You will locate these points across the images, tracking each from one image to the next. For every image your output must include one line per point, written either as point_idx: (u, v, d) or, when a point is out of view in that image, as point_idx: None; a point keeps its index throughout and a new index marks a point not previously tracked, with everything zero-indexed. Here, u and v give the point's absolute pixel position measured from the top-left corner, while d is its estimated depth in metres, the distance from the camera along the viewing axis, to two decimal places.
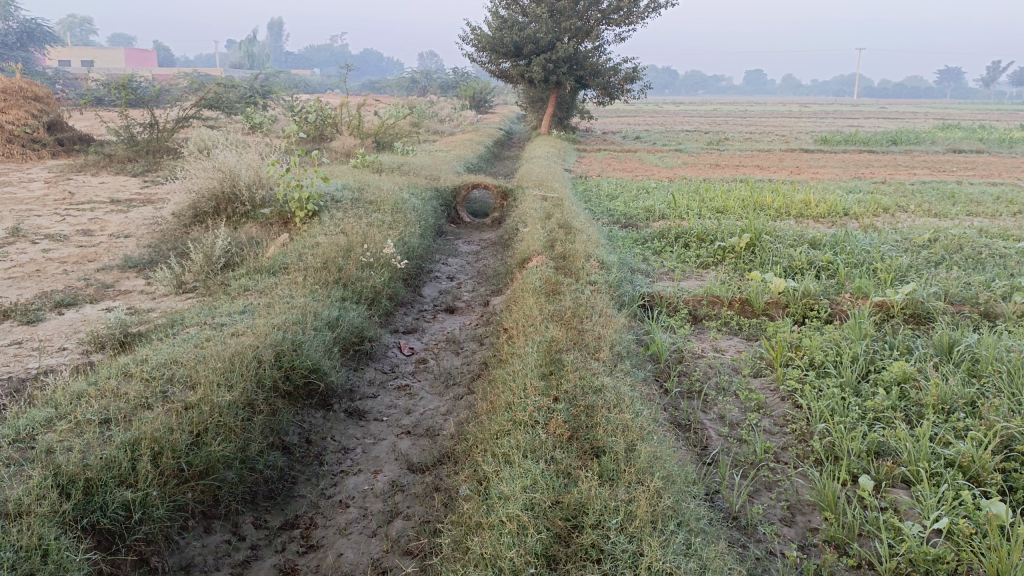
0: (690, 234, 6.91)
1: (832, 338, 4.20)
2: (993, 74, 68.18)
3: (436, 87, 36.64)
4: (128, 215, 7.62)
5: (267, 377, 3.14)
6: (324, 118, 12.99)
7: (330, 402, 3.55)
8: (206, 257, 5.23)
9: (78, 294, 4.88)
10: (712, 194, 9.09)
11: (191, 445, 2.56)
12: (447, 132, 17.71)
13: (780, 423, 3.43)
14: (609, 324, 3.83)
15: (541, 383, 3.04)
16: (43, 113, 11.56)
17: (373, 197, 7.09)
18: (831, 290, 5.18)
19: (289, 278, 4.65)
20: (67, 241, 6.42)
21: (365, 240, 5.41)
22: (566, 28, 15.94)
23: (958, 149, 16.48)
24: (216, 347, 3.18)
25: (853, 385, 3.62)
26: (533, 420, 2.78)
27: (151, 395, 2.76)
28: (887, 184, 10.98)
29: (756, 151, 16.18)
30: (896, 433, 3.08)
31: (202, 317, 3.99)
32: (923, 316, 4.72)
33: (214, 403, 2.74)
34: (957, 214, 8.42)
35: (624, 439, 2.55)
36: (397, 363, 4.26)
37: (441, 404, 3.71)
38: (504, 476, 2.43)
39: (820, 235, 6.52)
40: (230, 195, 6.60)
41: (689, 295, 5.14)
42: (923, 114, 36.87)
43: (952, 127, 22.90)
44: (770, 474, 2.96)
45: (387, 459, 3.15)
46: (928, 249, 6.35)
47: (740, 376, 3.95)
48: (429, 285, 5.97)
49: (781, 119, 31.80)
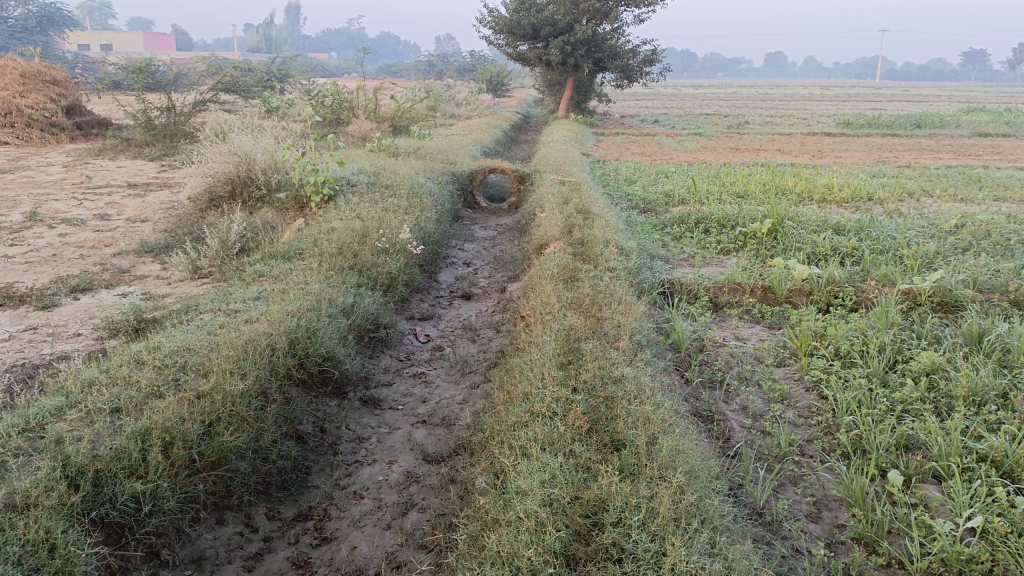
0: (711, 220, 6.80)
1: (857, 327, 4.10)
2: (1019, 57, 67.16)
3: (454, 70, 36.43)
4: (145, 199, 7.61)
5: (280, 365, 3.08)
6: (341, 102, 12.95)
7: (344, 390, 3.50)
8: (221, 242, 5.19)
9: (94, 279, 4.86)
10: (733, 179, 8.96)
11: (203, 435, 2.52)
12: (463, 116, 17.58)
13: (805, 414, 3.34)
14: (628, 312, 3.75)
15: (560, 373, 2.96)
16: (61, 97, 11.58)
17: (389, 181, 7.02)
18: (856, 277, 5.06)
19: (304, 263, 4.60)
20: (84, 225, 6.41)
21: (381, 225, 5.34)
22: (584, 11, 15.75)
23: (984, 133, 16.16)
24: (230, 335, 3.13)
25: (880, 375, 3.52)
26: (551, 412, 2.71)
27: (163, 383, 2.72)
28: (912, 169, 10.78)
29: (777, 135, 15.95)
30: (925, 426, 2.99)
31: (217, 303, 3.95)
32: (951, 305, 4.60)
33: (227, 392, 2.69)
34: (984, 199, 8.23)
35: (645, 431, 2.47)
36: (413, 351, 4.20)
37: (457, 393, 3.65)
38: (522, 470, 2.36)
39: (844, 220, 6.39)
40: (246, 179, 6.55)
41: (711, 282, 5.05)
42: (949, 98, 36.16)
43: (977, 109, 22.51)
44: (795, 467, 2.88)
45: (402, 449, 3.10)
46: (955, 235, 6.21)
47: (763, 366, 3.86)
48: (445, 271, 5.90)
49: (801, 103, 31.48)
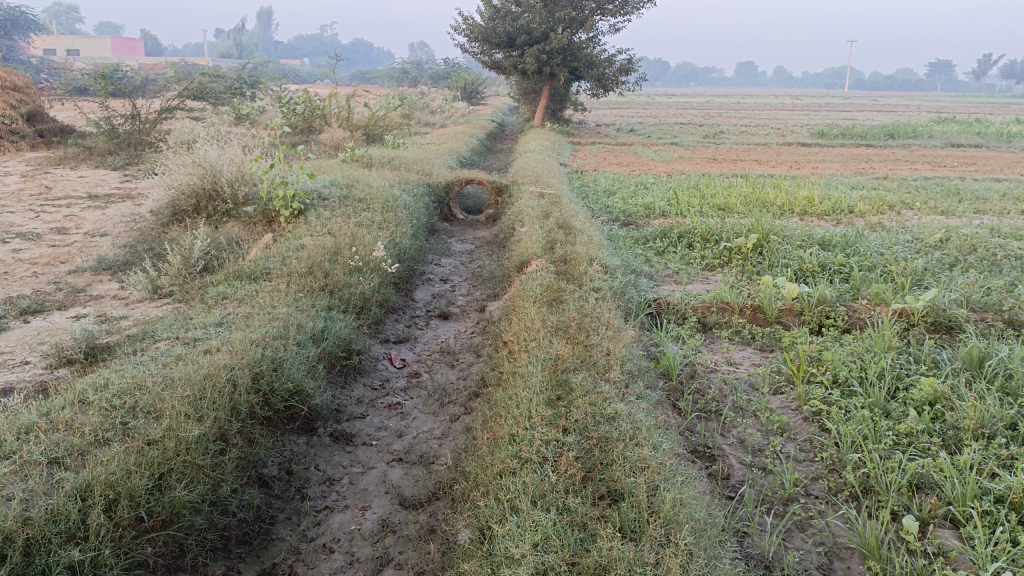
0: (694, 234, 6.62)
1: (854, 351, 3.91)
2: (985, 68, 68.48)
3: (427, 78, 36.14)
4: (106, 212, 7.26)
5: (242, 404, 2.81)
6: (313, 110, 12.68)
7: (314, 426, 3.24)
8: (183, 259, 4.90)
9: (46, 300, 4.55)
10: (713, 190, 8.80)
11: (153, 489, 2.25)
12: (438, 124, 17.32)
13: (807, 449, 3.15)
14: (617, 338, 3.53)
15: (548, 411, 2.74)
16: (22, 103, 11.17)
17: (362, 194, 6.75)
18: (846, 295, 4.88)
19: (271, 284, 4.32)
20: (40, 240, 6.07)
21: (354, 241, 5.09)
22: (559, 19, 15.60)
23: (956, 143, 16.24)
24: (187, 369, 2.85)
25: (881, 405, 3.32)
26: (541, 457, 2.49)
27: (109, 429, 2.45)
28: (890, 180, 10.72)
29: (752, 145, 15.90)
30: (936, 463, 2.81)
31: (175, 329, 3.67)
32: (945, 325, 4.43)
33: (181, 437, 2.42)
34: (965, 212, 8.14)
35: (644, 480, 2.27)
36: (388, 378, 3.95)
37: (436, 426, 3.41)
38: (510, 529, 2.14)
39: (830, 235, 6.22)
40: (211, 192, 6.25)
41: (698, 301, 4.85)
42: (918, 107, 36.54)
43: (948, 119, 22.70)
44: (802, 511, 2.68)
45: (376, 493, 2.86)
46: (941, 250, 6.08)
47: (758, 395, 3.66)
48: (422, 288, 5.66)
49: (773, 111, 31.67)
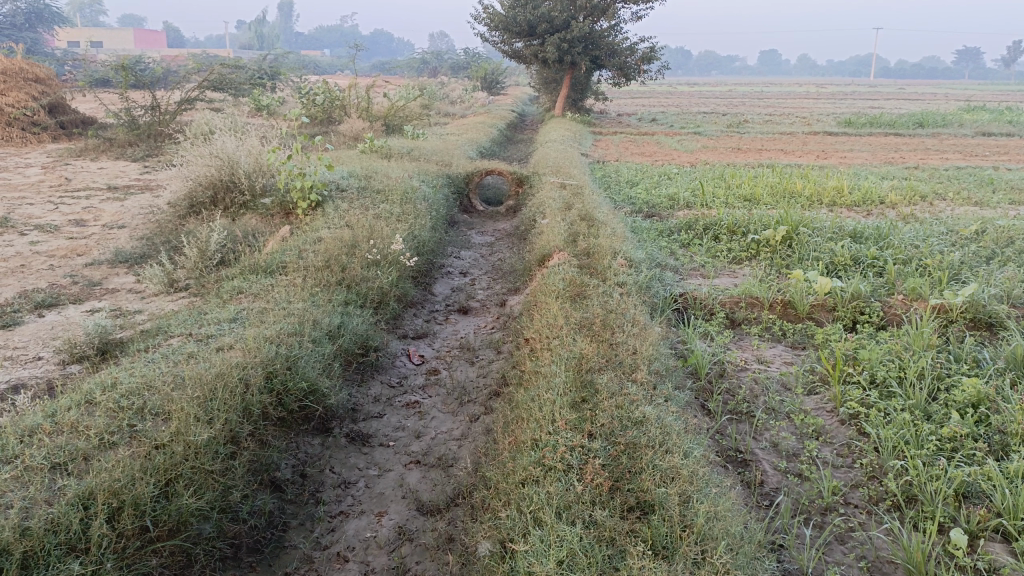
0: (720, 226, 6.44)
1: (892, 348, 3.73)
2: (1014, 56, 67.08)
3: (447, 68, 35.96)
4: (124, 204, 7.21)
5: (255, 405, 2.70)
6: (332, 100, 12.60)
7: (329, 426, 3.13)
8: (200, 252, 4.81)
9: (61, 293, 4.48)
10: (738, 180, 8.60)
11: (160, 496, 2.16)
12: (458, 115, 17.19)
13: (844, 454, 3.00)
14: (643, 336, 3.39)
15: (572, 414, 2.61)
16: (44, 95, 11.18)
17: (381, 186, 6.64)
18: (881, 289, 4.69)
19: (288, 278, 4.23)
20: (58, 232, 6.02)
21: (372, 234, 4.99)
22: (581, 7, 15.35)
23: (987, 132, 15.84)
24: (198, 367, 2.75)
25: (922, 407, 3.15)
26: (566, 464, 2.36)
27: (116, 431, 2.36)
28: (921, 170, 10.44)
29: (777, 134, 15.58)
30: (983, 471, 2.65)
31: (188, 325, 3.57)
32: (985, 321, 4.22)
33: (189, 441, 2.33)
34: (999, 203, 7.87)
35: (676, 490, 2.15)
36: (406, 375, 3.84)
37: (455, 427, 3.29)
38: (533, 544, 2.02)
39: (862, 226, 6.01)
40: (228, 184, 6.17)
41: (726, 296, 4.69)
42: (945, 95, 35.88)
43: (976, 108, 22.21)
44: (842, 523, 2.54)
45: (393, 498, 2.75)
46: (978, 242, 5.85)
47: (791, 395, 3.50)
48: (441, 282, 5.55)
49: (795, 100, 31.21)
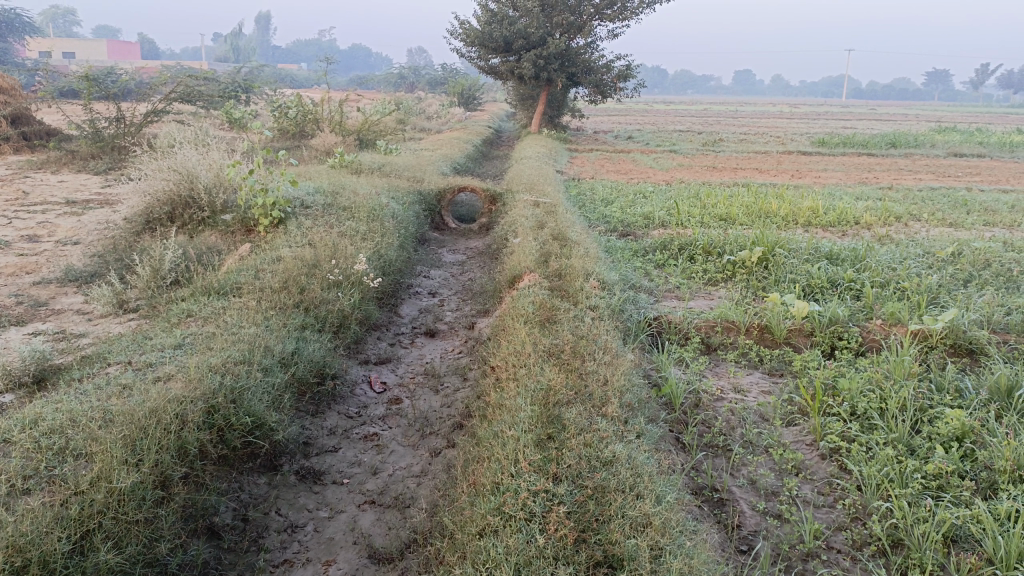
0: (695, 246, 6.29)
1: (872, 376, 3.57)
2: (982, 78, 68.37)
3: (425, 84, 35.84)
4: (81, 219, 6.92)
5: (192, 443, 2.48)
6: (305, 114, 12.36)
7: (278, 464, 2.92)
8: (152, 271, 4.56)
9: (3, 314, 4.22)
10: (713, 200, 8.47)
11: (74, 552, 1.94)
12: (433, 130, 17.04)
13: (825, 492, 2.84)
14: (614, 365, 3.21)
15: (536, 455, 2.41)
16: (6, 105, 10.85)
17: (348, 202, 6.43)
18: (859, 314, 4.56)
19: (243, 299, 4.00)
20: (8, 248, 5.74)
21: (335, 253, 4.78)
22: (558, 24, 15.31)
23: (959, 153, 15.94)
24: (130, 402, 2.52)
25: (905, 441, 2.99)
26: (529, 512, 2.17)
27: (31, 477, 2.13)
28: (895, 190, 10.41)
29: (752, 153, 15.59)
30: (972, 514, 2.48)
31: (130, 351, 3.33)
32: (966, 347, 4.08)
33: (113, 487, 2.11)
34: (974, 224, 7.82)
35: (647, 544, 1.97)
36: (365, 405, 3.63)
37: (414, 462, 3.09)
38: None
39: (838, 248, 5.88)
40: (187, 199, 5.93)
41: (702, 320, 4.53)
42: (918, 116, 36.29)
43: (950, 129, 22.43)
44: (824, 571, 2.38)
45: (343, 543, 2.54)
46: (955, 265, 5.75)
47: (769, 426, 3.34)
48: (408, 302, 5.35)
49: (770, 120, 31.44)
